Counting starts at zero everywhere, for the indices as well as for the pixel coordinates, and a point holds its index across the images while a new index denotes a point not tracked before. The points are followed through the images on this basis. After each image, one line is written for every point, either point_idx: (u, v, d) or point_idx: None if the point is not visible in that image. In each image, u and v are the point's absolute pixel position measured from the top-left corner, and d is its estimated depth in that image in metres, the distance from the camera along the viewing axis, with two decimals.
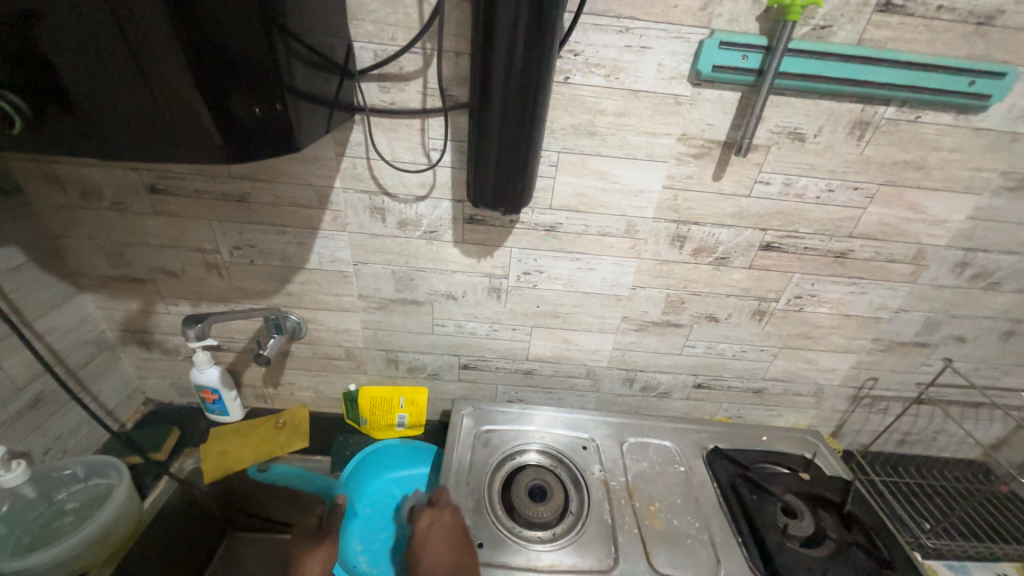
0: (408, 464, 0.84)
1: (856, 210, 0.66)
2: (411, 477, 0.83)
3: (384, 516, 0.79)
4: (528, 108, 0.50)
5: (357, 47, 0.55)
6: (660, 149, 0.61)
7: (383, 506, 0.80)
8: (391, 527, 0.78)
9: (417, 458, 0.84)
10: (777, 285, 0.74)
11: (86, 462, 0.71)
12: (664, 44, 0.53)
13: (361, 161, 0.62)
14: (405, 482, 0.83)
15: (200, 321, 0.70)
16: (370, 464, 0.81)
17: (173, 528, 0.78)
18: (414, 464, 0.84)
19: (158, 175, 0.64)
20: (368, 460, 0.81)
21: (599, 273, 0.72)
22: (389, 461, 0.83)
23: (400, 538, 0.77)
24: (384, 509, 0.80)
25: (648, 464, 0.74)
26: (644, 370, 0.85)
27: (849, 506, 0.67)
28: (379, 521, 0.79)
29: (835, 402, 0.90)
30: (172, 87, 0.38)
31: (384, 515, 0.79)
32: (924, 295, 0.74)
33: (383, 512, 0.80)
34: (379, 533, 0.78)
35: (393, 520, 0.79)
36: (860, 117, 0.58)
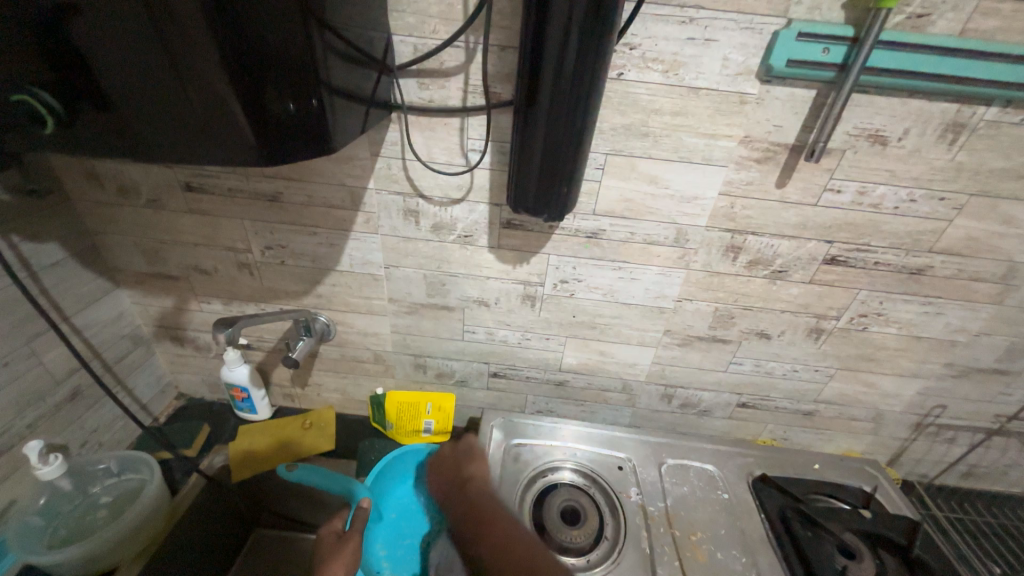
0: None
1: (940, 222, 0.58)
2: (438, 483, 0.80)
3: (408, 522, 0.77)
4: (580, 106, 0.46)
5: (396, 41, 0.51)
6: (719, 152, 0.55)
7: (409, 511, 0.78)
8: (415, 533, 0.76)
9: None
10: (839, 302, 0.67)
11: (121, 457, 0.72)
12: (732, 36, 0.48)
13: (396, 161, 0.59)
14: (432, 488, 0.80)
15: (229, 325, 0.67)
16: (398, 467, 0.78)
17: (207, 524, 0.78)
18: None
19: (192, 173, 0.63)
20: (395, 463, 0.78)
21: (642, 283, 0.68)
22: (417, 465, 0.80)
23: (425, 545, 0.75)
24: (409, 514, 0.78)
25: (689, 489, 0.69)
26: (684, 386, 0.80)
27: (917, 550, 0.60)
28: (404, 525, 0.77)
29: (895, 429, 0.82)
30: (206, 82, 0.35)
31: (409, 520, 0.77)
32: (1010, 318, 0.67)
33: (408, 516, 0.77)
34: (402, 538, 0.76)
35: (417, 527, 0.77)
36: (955, 119, 0.51)
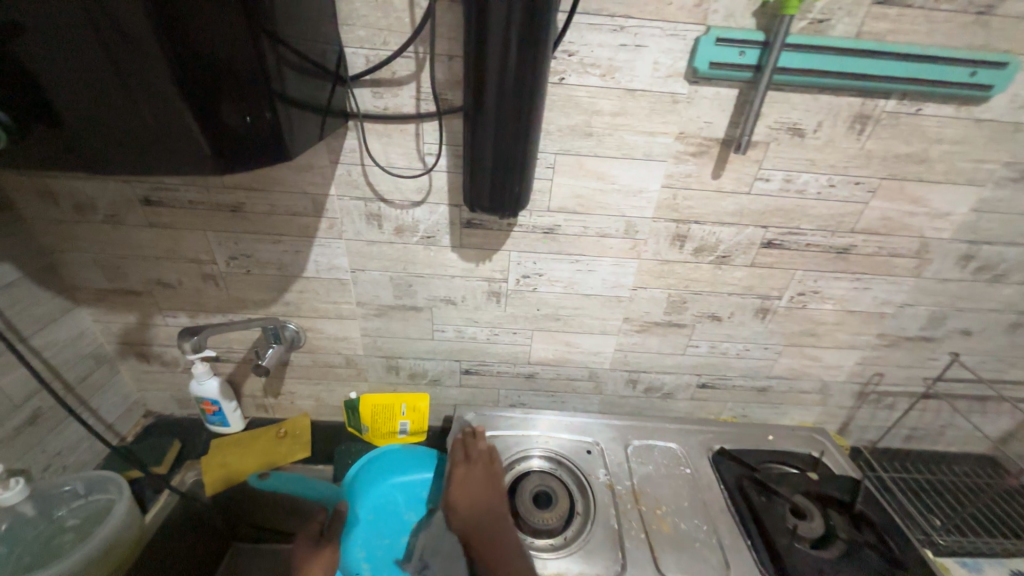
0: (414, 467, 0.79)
1: (859, 205, 0.65)
2: (416, 481, 0.79)
3: (386, 522, 0.76)
4: (524, 110, 0.49)
5: (349, 53, 0.54)
6: (658, 148, 0.60)
7: (386, 512, 0.76)
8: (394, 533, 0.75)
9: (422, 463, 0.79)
10: (779, 283, 0.73)
11: (87, 478, 0.70)
12: (660, 42, 0.53)
13: (356, 167, 0.62)
14: (409, 488, 0.78)
15: (195, 334, 0.70)
16: (372, 468, 0.78)
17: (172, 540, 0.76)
18: (420, 467, 0.79)
19: (151, 187, 0.63)
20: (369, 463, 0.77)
21: (599, 274, 0.72)
22: (392, 464, 0.79)
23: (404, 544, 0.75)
24: (388, 513, 0.77)
25: (654, 466, 0.73)
26: (647, 371, 0.84)
27: (860, 506, 0.65)
28: (381, 526, 0.76)
29: (841, 398, 0.89)
30: (156, 94, 0.37)
31: (387, 520, 0.76)
32: (929, 289, 0.74)
33: (386, 516, 0.76)
34: (380, 539, 0.75)
35: (395, 526, 0.76)
36: (861, 111, 0.57)
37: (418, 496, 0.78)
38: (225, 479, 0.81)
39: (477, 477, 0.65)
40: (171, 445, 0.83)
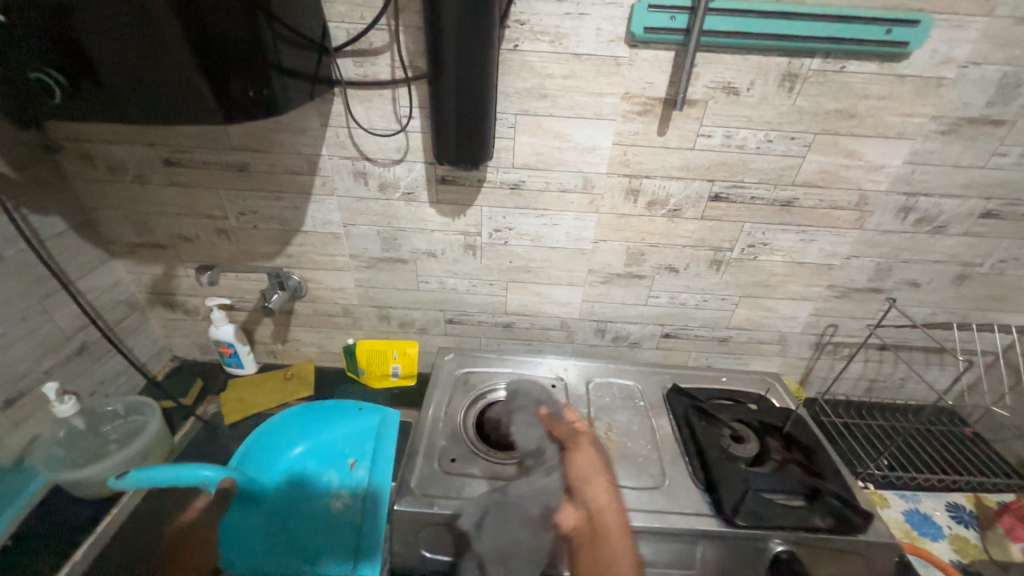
0: (326, 428, 0.87)
1: (796, 158, 0.71)
2: (329, 442, 0.86)
3: (300, 490, 0.79)
4: (477, 75, 0.58)
5: (332, 27, 0.63)
6: (607, 108, 0.67)
7: (298, 480, 0.80)
8: (310, 493, 0.79)
9: (331, 421, 0.87)
10: (729, 235, 0.79)
11: (125, 401, 0.84)
12: (600, 10, 0.60)
13: (343, 129, 0.71)
14: (320, 451, 0.84)
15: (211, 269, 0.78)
16: (277, 439, 0.83)
17: None
18: (330, 428, 0.87)
19: (172, 150, 0.74)
20: (270, 436, 0.83)
21: (563, 228, 0.80)
22: (304, 430, 0.85)
23: (323, 504, 0.78)
24: (303, 480, 0.80)
25: (610, 398, 0.82)
26: (613, 321, 0.93)
27: (789, 430, 0.73)
28: (296, 493, 0.79)
29: (799, 349, 0.95)
30: (171, 61, 0.47)
31: (301, 485, 0.80)
32: (872, 241, 0.79)
33: (301, 483, 0.80)
34: (296, 507, 0.77)
35: (312, 490, 0.79)
36: (789, 70, 0.63)
37: (332, 455, 0.84)
38: (242, 411, 0.92)
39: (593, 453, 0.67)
40: (194, 383, 0.97)
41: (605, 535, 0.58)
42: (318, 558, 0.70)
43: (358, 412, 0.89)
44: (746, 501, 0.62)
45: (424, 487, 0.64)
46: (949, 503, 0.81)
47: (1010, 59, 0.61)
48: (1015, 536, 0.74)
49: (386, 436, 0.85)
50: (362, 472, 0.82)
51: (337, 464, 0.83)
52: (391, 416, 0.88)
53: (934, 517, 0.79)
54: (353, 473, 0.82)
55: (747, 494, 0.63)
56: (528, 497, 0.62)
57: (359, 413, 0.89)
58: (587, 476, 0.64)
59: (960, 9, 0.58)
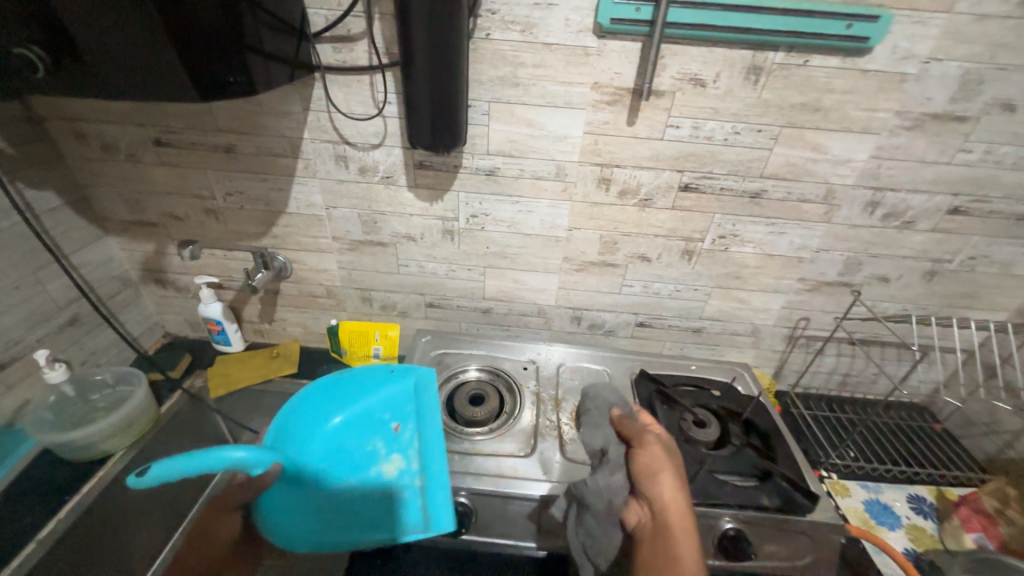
0: (358, 394, 0.73)
1: (763, 151, 0.72)
2: (366, 412, 0.73)
3: (344, 463, 0.69)
4: (446, 61, 0.60)
5: (311, 13, 0.65)
6: (577, 97, 0.69)
7: (340, 453, 0.70)
8: (358, 467, 0.69)
9: (367, 384, 0.74)
10: (700, 226, 0.81)
11: (114, 371, 0.87)
12: (568, 0, 0.62)
13: (324, 114, 0.73)
14: (358, 419, 0.72)
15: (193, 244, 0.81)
16: (307, 412, 0.69)
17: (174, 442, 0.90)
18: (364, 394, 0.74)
19: (161, 131, 0.77)
20: (299, 411, 0.69)
21: (537, 215, 0.82)
22: (336, 399, 0.72)
23: (375, 475, 0.69)
24: (344, 452, 0.70)
25: (580, 381, 0.84)
26: (589, 309, 0.95)
27: (748, 415, 0.75)
28: (342, 464, 0.69)
29: (773, 341, 0.97)
30: (147, 39, 0.49)
31: (345, 460, 0.69)
32: (841, 235, 0.81)
33: (343, 457, 0.70)
34: (343, 482, 0.68)
35: (359, 462, 0.70)
36: (753, 63, 0.65)
37: (370, 422, 0.73)
38: (227, 386, 0.96)
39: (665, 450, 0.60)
40: (183, 357, 1.00)
41: (675, 538, 0.53)
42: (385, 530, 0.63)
43: (391, 375, 0.76)
44: (698, 480, 0.64)
45: None
46: (910, 495, 0.82)
47: (970, 56, 0.63)
48: (968, 527, 0.73)
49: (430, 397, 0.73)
50: (411, 436, 0.72)
51: (380, 431, 0.73)
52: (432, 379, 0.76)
53: (893, 507, 0.80)
54: (399, 438, 0.72)
55: (699, 473, 0.65)
56: (592, 495, 0.58)
57: (393, 376, 0.76)
58: (653, 471, 0.58)
59: (919, 5, 0.60)
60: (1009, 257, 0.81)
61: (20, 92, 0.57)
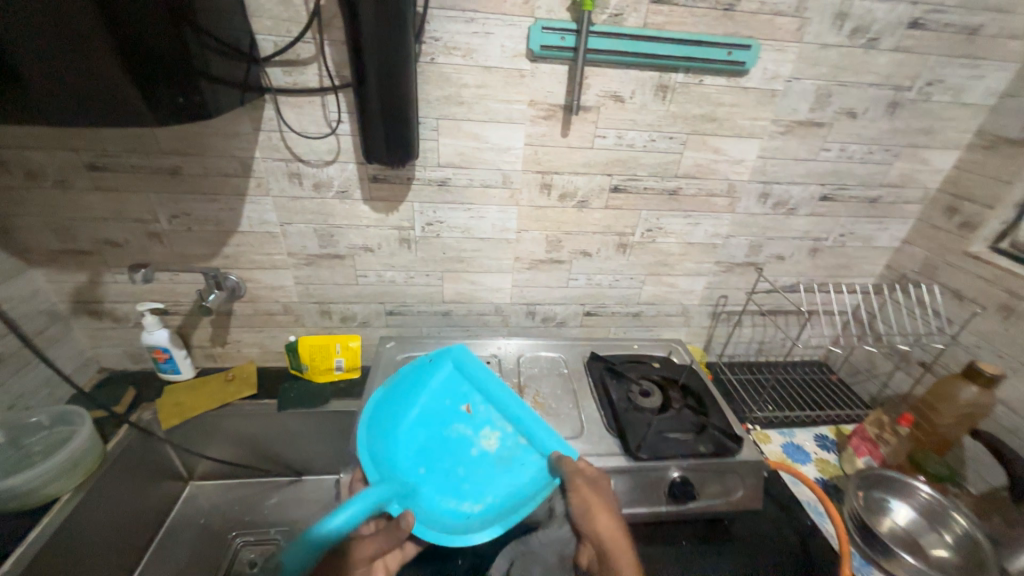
0: (414, 397, 0.78)
1: (676, 155, 0.85)
2: (429, 410, 0.77)
3: (443, 456, 0.71)
4: (396, 83, 0.66)
5: (259, 39, 0.68)
6: (516, 114, 0.78)
7: (433, 451, 0.71)
8: (460, 453, 0.72)
9: (413, 385, 0.80)
10: (630, 222, 0.93)
11: (51, 411, 0.81)
12: (502, 30, 0.70)
13: (275, 133, 0.76)
14: (428, 416, 0.76)
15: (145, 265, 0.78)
16: (383, 432, 0.71)
17: (120, 479, 0.86)
18: (422, 393, 0.79)
19: (96, 155, 0.75)
20: (376, 434, 0.70)
21: (488, 220, 0.89)
22: (397, 408, 0.76)
23: (477, 451, 0.72)
24: (435, 449, 0.72)
25: (538, 368, 0.92)
26: (541, 303, 1.04)
27: (684, 381, 0.87)
28: (440, 460, 0.71)
29: (700, 319, 1.11)
30: (106, 73, 0.51)
31: (443, 454, 0.71)
32: (743, 222, 0.96)
33: (438, 452, 0.72)
34: (452, 471, 0.70)
35: (455, 447, 0.72)
36: (660, 82, 0.77)
37: (441, 415, 0.77)
38: (180, 416, 0.92)
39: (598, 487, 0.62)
40: (126, 391, 0.95)
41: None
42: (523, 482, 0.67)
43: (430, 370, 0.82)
44: (648, 443, 0.73)
45: None
46: (816, 435, 0.98)
47: (820, 75, 0.80)
48: (858, 452, 0.89)
49: (475, 373, 0.81)
50: (485, 409, 0.78)
51: (454, 418, 0.76)
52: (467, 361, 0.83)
53: (804, 446, 0.96)
54: (475, 416, 0.77)
55: (646, 434, 0.75)
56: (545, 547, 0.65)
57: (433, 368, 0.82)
58: (587, 510, 0.60)
59: (779, 36, 0.75)
60: (868, 233, 1.01)
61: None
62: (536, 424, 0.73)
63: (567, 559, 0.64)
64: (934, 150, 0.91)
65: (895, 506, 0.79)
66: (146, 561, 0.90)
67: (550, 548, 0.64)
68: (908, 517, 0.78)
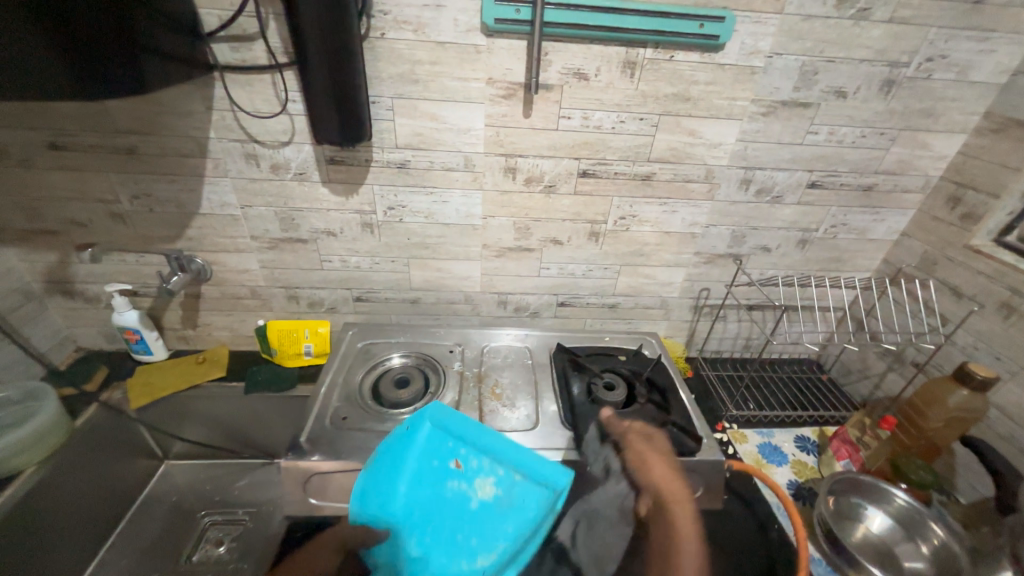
0: (392, 470, 0.65)
1: (648, 137, 0.81)
2: (417, 474, 0.65)
3: (441, 519, 0.62)
4: (340, 57, 0.63)
5: (203, 13, 0.67)
6: (475, 92, 0.74)
7: (430, 513, 0.62)
8: (459, 509, 0.62)
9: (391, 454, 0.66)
10: (602, 209, 0.89)
11: (20, 387, 0.83)
12: (454, 2, 0.67)
13: (228, 113, 0.74)
14: (416, 478, 0.64)
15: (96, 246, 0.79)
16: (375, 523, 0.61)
17: (90, 456, 0.87)
18: (399, 461, 0.65)
19: (54, 133, 0.75)
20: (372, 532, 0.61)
21: (452, 205, 0.87)
22: (380, 479, 0.64)
23: (477, 504, 0.63)
24: (431, 515, 0.62)
25: (501, 359, 0.89)
26: (512, 293, 1.01)
27: (651, 375, 0.83)
28: (438, 521, 0.62)
29: (681, 312, 1.06)
30: (27, 38, 0.49)
31: (442, 516, 0.62)
32: (724, 211, 0.91)
33: (435, 518, 0.62)
34: (457, 535, 0.61)
35: (452, 504, 0.63)
36: (627, 59, 0.73)
37: (428, 478, 0.65)
38: (150, 395, 0.93)
39: (655, 446, 0.67)
40: (99, 370, 0.96)
41: (671, 518, 0.60)
42: (530, 523, 0.61)
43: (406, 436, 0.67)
44: (626, 437, 0.68)
45: (315, 441, 0.69)
46: (796, 436, 0.93)
47: (804, 50, 0.74)
48: (838, 455, 0.87)
49: (454, 422, 0.69)
50: (476, 457, 0.67)
51: (445, 478, 0.65)
52: (441, 410, 0.70)
53: (782, 447, 0.91)
54: (468, 467, 0.66)
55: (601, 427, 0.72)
56: (602, 502, 0.63)
57: (408, 432, 0.68)
58: (643, 460, 0.65)
59: (757, 7, 0.70)
60: (863, 224, 0.95)
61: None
62: (532, 458, 0.65)
63: (628, 512, 0.62)
64: (936, 134, 0.84)
65: (870, 513, 0.75)
66: (115, 536, 0.92)
67: (609, 502, 0.63)
68: (883, 524, 0.74)
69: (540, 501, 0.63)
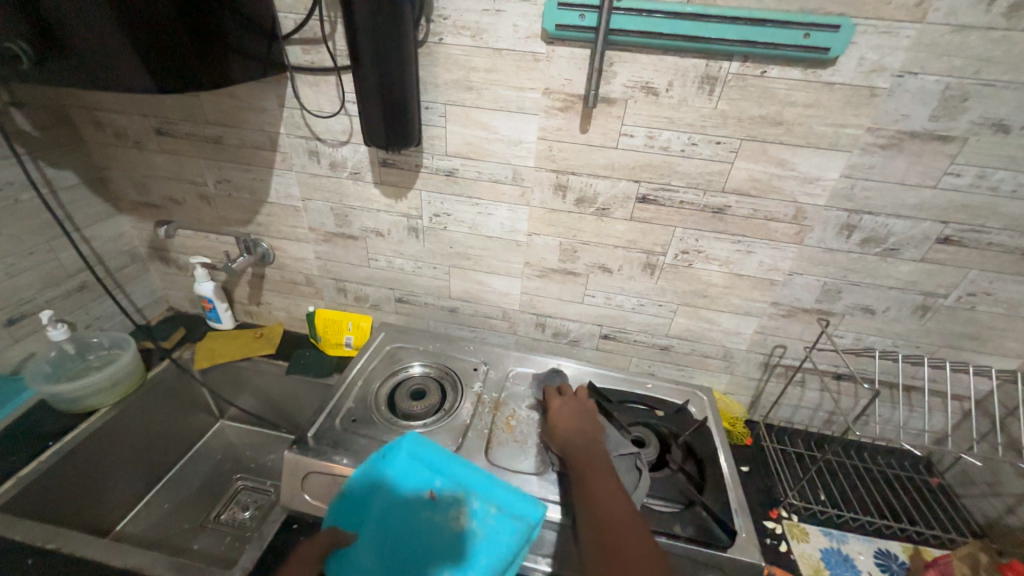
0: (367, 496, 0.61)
1: (723, 164, 0.69)
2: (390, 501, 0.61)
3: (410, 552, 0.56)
4: (392, 62, 0.63)
5: (282, 16, 0.70)
6: (529, 103, 0.70)
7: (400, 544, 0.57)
8: (430, 543, 0.57)
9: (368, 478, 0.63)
10: (661, 239, 0.79)
11: (110, 335, 0.96)
12: (516, 7, 0.63)
13: (297, 111, 0.78)
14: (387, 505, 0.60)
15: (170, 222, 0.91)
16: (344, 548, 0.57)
17: (157, 405, 0.98)
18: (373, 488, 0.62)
19: (161, 121, 0.85)
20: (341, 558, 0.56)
21: (497, 219, 0.83)
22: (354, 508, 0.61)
23: (448, 539, 0.57)
24: (400, 546, 0.57)
25: (525, 387, 0.83)
26: (553, 316, 0.94)
27: (689, 439, 0.72)
28: (405, 553, 0.56)
29: (747, 368, 0.91)
30: (111, 33, 0.54)
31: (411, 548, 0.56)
32: (815, 258, 0.75)
33: (403, 549, 0.56)
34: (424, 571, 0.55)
35: (422, 535, 0.57)
36: (706, 73, 0.63)
37: (399, 504, 0.60)
38: (210, 359, 1.02)
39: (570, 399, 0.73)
40: (177, 330, 1.09)
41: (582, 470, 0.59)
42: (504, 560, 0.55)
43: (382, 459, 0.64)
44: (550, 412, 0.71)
45: (320, 439, 0.70)
46: (878, 550, 0.74)
47: (950, 70, 0.58)
48: None
49: (432, 452, 0.65)
50: (452, 490, 0.61)
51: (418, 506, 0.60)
52: (420, 440, 0.67)
53: (855, 560, 0.73)
54: (443, 499, 0.61)
55: None
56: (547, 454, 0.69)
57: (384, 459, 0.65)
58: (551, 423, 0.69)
59: (886, 14, 0.56)
60: (1016, 297, 0.72)
61: (8, 78, 0.63)
62: (506, 492, 0.61)
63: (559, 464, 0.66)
64: None
65: None
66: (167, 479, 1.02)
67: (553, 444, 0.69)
68: None
69: (515, 536, 0.57)
